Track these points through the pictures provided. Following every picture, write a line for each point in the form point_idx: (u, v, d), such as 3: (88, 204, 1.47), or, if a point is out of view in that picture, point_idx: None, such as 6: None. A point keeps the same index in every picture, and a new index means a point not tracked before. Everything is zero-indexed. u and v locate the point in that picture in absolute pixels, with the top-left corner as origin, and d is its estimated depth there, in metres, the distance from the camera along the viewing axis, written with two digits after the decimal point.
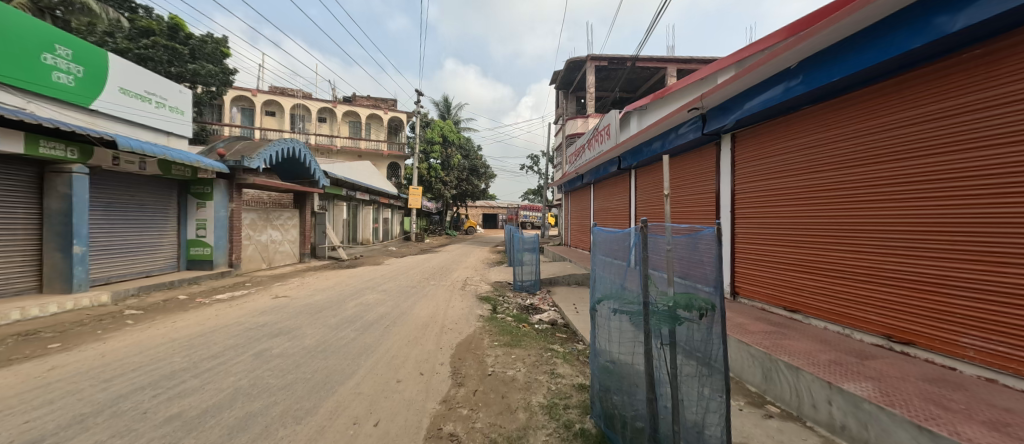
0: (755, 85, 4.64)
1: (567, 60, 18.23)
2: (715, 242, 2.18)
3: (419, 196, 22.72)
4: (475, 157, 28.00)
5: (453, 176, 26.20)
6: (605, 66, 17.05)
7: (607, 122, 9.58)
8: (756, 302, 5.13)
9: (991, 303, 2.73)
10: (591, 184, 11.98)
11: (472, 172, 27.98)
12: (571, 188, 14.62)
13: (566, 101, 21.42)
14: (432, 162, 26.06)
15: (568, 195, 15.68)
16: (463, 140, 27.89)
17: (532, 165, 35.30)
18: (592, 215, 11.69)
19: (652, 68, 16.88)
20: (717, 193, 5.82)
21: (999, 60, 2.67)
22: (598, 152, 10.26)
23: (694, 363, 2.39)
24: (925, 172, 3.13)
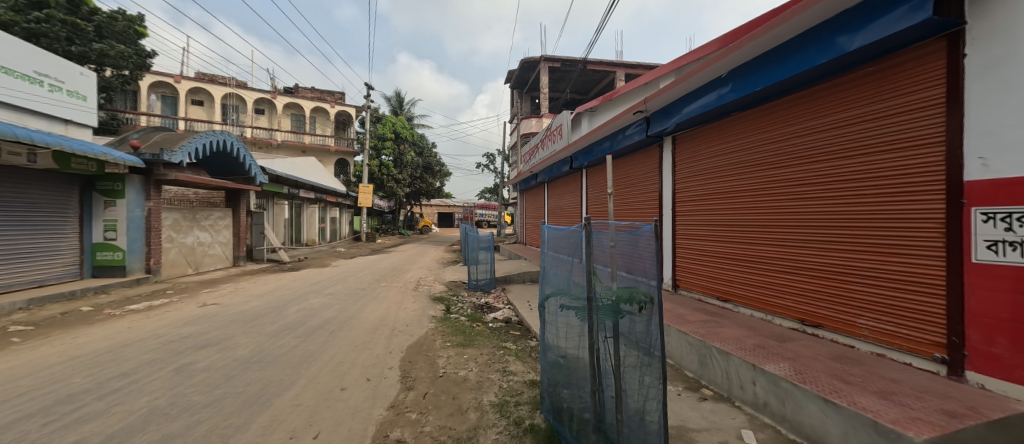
0: (692, 91, 4.95)
1: (522, 59, 18.36)
2: (653, 238, 2.29)
3: (370, 195, 21.83)
4: (430, 155, 27.44)
5: (406, 174, 25.51)
6: (558, 67, 17.45)
7: (559, 122, 9.79)
8: (694, 294, 5.50)
9: (882, 288, 3.16)
10: (546, 183, 12.19)
11: (426, 169, 27.39)
12: (525, 187, 14.80)
13: (521, 101, 21.63)
14: (384, 159, 25.12)
15: (523, 193, 15.80)
16: (418, 137, 27.19)
17: (487, 163, 35.35)
18: (547, 213, 11.91)
19: (602, 71, 17.54)
20: (660, 192, 6.16)
21: (885, 77, 3.10)
22: (551, 152, 10.46)
23: (636, 353, 2.49)
24: (834, 174, 3.53)
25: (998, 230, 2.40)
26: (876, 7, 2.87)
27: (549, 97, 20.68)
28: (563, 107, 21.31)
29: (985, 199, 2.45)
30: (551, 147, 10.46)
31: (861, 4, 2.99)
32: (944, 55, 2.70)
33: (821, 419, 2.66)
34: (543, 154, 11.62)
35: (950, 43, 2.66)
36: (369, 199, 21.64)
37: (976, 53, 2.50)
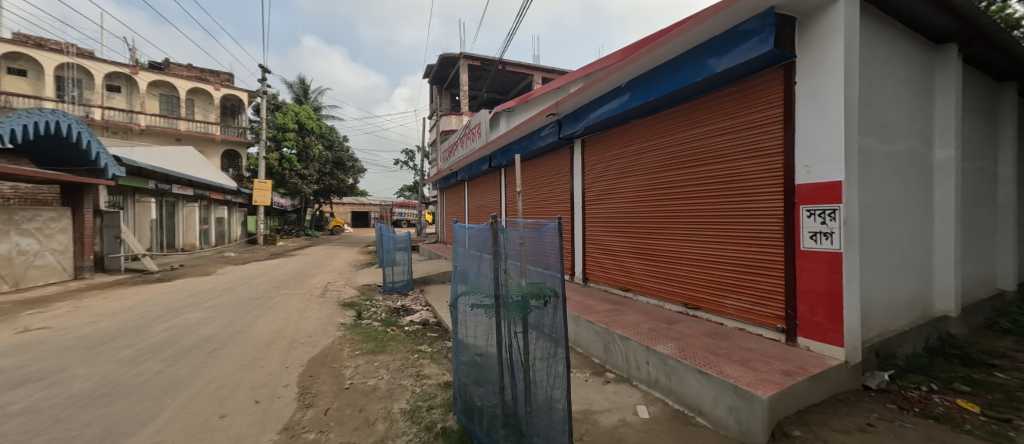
0: (598, 97, 5.32)
1: (442, 54, 17.92)
2: (556, 235, 2.41)
3: (267, 192, 19.46)
4: (341, 149, 25.28)
5: (313, 169, 23.35)
6: (478, 66, 17.50)
7: (478, 121, 9.81)
8: (601, 285, 5.94)
9: (743, 273, 3.74)
10: (465, 182, 12.10)
11: (337, 165, 25.37)
12: (445, 185, 14.51)
13: (441, 97, 21.18)
14: (285, 152, 22.47)
15: (444, 191, 15.43)
16: (326, 129, 24.88)
17: (407, 160, 34.06)
18: (468, 212, 11.84)
19: (521, 74, 17.99)
20: (571, 191, 6.51)
21: (743, 96, 3.66)
22: (471, 150, 10.44)
23: (544, 346, 2.62)
24: (707, 177, 4.08)
25: (817, 224, 3.04)
26: (736, 37, 3.40)
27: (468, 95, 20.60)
28: (482, 106, 21.36)
29: (811, 200, 3.07)
30: (471, 145, 10.43)
31: (725, 33, 3.52)
32: (782, 81, 3.30)
33: (697, 389, 3.08)
34: (462, 152, 11.52)
35: (786, 72, 3.27)
36: (268, 197, 19.22)
37: (803, 82, 3.12)
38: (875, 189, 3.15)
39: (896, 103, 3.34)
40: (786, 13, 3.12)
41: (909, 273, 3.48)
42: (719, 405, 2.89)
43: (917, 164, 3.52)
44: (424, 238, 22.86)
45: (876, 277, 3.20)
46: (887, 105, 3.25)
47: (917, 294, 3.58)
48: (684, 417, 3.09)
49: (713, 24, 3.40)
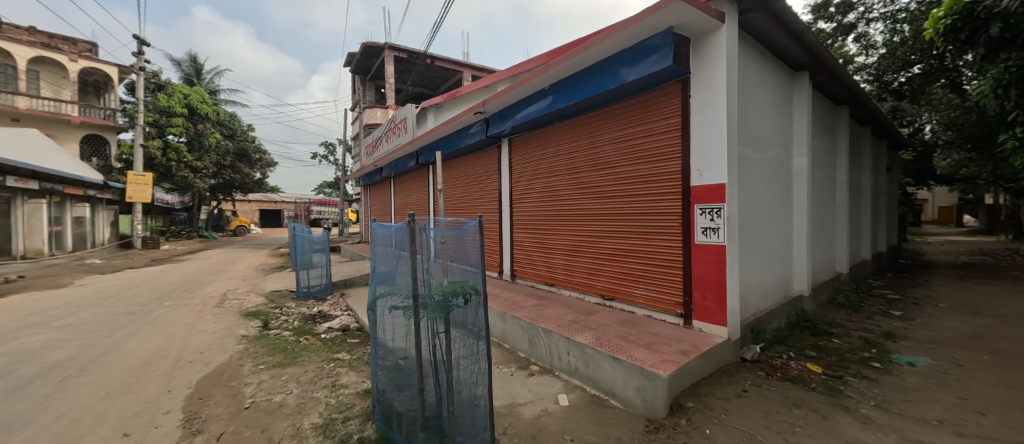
0: (523, 98, 5.46)
1: (364, 42, 16.84)
2: (477, 233, 2.52)
3: (145, 186, 16.51)
4: (244, 138, 22.90)
5: (209, 161, 20.45)
6: (404, 58, 16.80)
7: (404, 115, 9.44)
8: (528, 281, 6.10)
9: (650, 265, 4.12)
10: (391, 179, 11.57)
11: (239, 157, 22.79)
12: (369, 181, 13.67)
13: (365, 88, 19.87)
14: (170, 140, 18.97)
15: (369, 188, 14.55)
16: (226, 116, 22.06)
17: (328, 154, 31.50)
18: (394, 210, 11.33)
19: (451, 69, 17.58)
20: (498, 190, 6.58)
21: (648, 105, 4.03)
22: (397, 146, 10.00)
23: (468, 344, 2.70)
24: (619, 178, 4.41)
25: (708, 221, 3.50)
26: (642, 50, 3.73)
27: (395, 88, 19.70)
28: (410, 100, 20.57)
29: (703, 200, 3.52)
30: (398, 140, 9.99)
31: (633, 46, 3.83)
32: (680, 94, 3.71)
33: (610, 373, 3.34)
34: (388, 148, 10.99)
35: (683, 85, 3.69)
36: (146, 192, 16.46)
37: (695, 96, 3.55)
38: (752, 191, 3.72)
39: (766, 119, 3.97)
40: (683, 34, 3.52)
41: (776, 261, 4.17)
42: (629, 386, 3.16)
43: (781, 170, 4.23)
44: (349, 238, 21.37)
45: (752, 265, 3.78)
46: (759, 120, 3.85)
47: (782, 278, 4.30)
48: (600, 401, 3.32)
49: (623, 37, 3.68)
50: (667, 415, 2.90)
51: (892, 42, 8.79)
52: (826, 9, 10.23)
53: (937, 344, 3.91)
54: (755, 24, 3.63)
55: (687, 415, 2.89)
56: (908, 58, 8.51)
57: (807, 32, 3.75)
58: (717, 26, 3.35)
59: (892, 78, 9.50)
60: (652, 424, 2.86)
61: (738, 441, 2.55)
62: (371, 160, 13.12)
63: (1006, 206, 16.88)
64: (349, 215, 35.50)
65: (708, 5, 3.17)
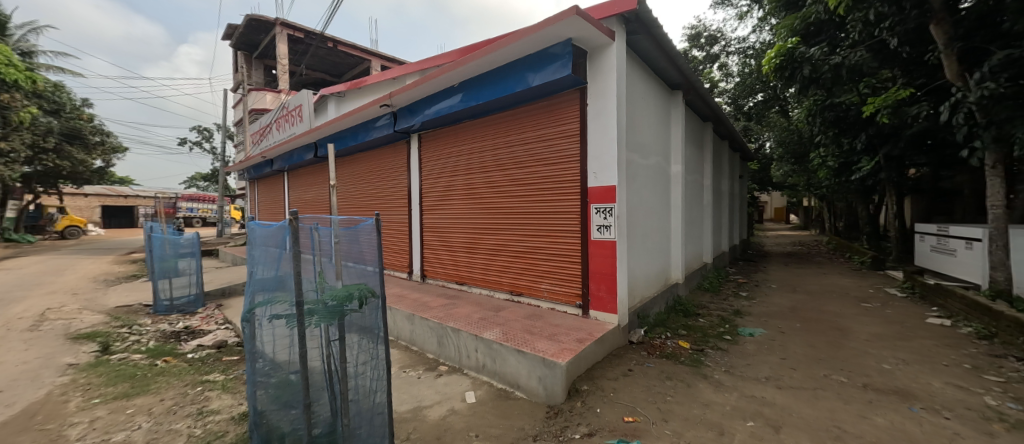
0: (433, 94, 5.32)
1: (248, 14, 14.69)
2: (373, 232, 2.40)
3: None
4: (75, 115, 18.47)
5: (18, 142, 15.80)
6: (298, 37, 15.09)
7: (300, 102, 8.48)
8: (438, 280, 5.98)
9: (553, 261, 4.37)
10: (284, 172, 10.30)
11: (65, 138, 18.14)
12: (257, 175, 11.98)
13: (252, 67, 17.25)
14: None
15: (256, 182, 12.75)
16: (45, 86, 17.18)
17: (205, 140, 26.80)
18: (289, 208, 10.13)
19: (356, 56, 16.16)
20: (408, 187, 6.32)
21: (551, 110, 4.27)
22: (290, 135, 8.94)
23: (365, 350, 2.53)
24: (526, 177, 4.57)
25: (602, 219, 3.87)
26: (545, 58, 3.93)
27: (291, 70, 17.62)
28: (310, 85, 18.62)
29: (598, 200, 3.87)
30: (292, 130, 8.94)
31: (537, 53, 4.02)
32: (578, 102, 4.01)
33: (515, 366, 3.45)
34: (279, 136, 9.72)
35: (581, 94, 3.99)
36: None
37: (591, 105, 3.88)
38: (638, 193, 4.20)
39: (650, 129, 4.52)
40: (580, 46, 3.81)
41: (657, 254, 4.79)
42: (532, 376, 3.31)
43: (662, 175, 4.86)
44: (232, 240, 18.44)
45: (638, 258, 4.28)
46: (644, 130, 4.37)
47: (662, 268, 4.95)
48: (506, 394, 3.42)
49: (528, 43, 3.83)
50: (564, 400, 3.12)
51: (744, 73, 10.68)
52: (698, 39, 12.07)
53: (769, 317, 4.92)
54: (639, 44, 4.11)
55: (582, 397, 3.14)
56: (755, 86, 10.46)
57: (679, 57, 4.38)
58: (608, 42, 3.70)
59: (743, 101, 11.61)
60: (551, 410, 3.05)
61: (623, 415, 2.86)
62: (259, 151, 11.47)
63: (816, 207, 21.94)
64: (234, 213, 30.69)
65: (600, 23, 3.48)
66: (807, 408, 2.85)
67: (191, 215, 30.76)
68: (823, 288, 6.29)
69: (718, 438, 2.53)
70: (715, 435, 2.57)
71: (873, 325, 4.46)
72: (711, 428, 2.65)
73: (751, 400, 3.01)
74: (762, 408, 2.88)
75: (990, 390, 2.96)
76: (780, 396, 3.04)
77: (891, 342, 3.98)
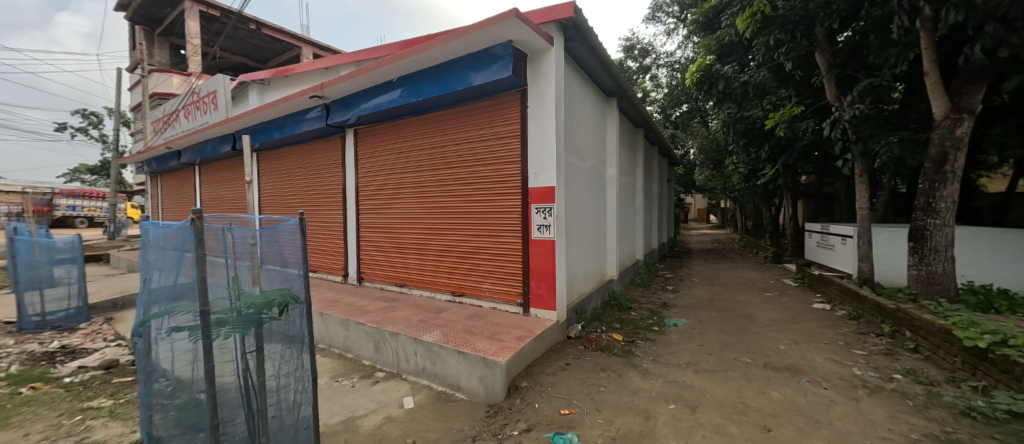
0: (369, 88, 5.06)
1: None
2: (298, 234, 2.27)
3: None
4: None
5: None
6: (212, 16, 13.48)
7: (213, 88, 7.56)
8: (376, 283, 5.72)
9: (495, 260, 4.39)
10: (196, 166, 9.14)
11: None
12: (160, 168, 10.47)
13: (154, 45, 15.05)
14: None
15: (161, 177, 11.16)
16: None
17: (93, 126, 22.85)
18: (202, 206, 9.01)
19: (283, 41, 14.83)
20: (343, 184, 5.95)
21: (493, 110, 4.28)
22: (202, 125, 7.94)
23: (289, 361, 2.36)
24: (468, 177, 4.54)
25: (542, 219, 3.97)
26: (486, 57, 3.92)
27: (204, 52, 15.69)
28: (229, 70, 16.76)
29: (538, 200, 3.97)
30: (204, 118, 7.94)
31: (478, 53, 4.00)
32: (519, 103, 4.07)
33: (455, 367, 3.40)
34: (189, 125, 8.59)
35: (522, 96, 4.05)
36: None
37: (532, 107, 3.97)
38: (576, 193, 4.38)
39: (587, 133, 4.74)
40: (520, 49, 3.86)
41: (594, 252, 5.04)
42: (473, 377, 3.29)
43: (598, 177, 5.12)
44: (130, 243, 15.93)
45: (576, 256, 4.46)
46: (582, 134, 4.57)
47: (598, 265, 5.22)
48: (446, 396, 3.37)
49: (468, 42, 3.79)
50: (504, 398, 3.15)
51: (672, 85, 11.61)
52: (632, 51, 12.90)
53: (690, 307, 5.41)
54: (577, 51, 4.29)
55: (521, 394, 3.20)
56: (680, 97, 11.43)
57: (613, 66, 4.65)
58: (547, 47, 3.81)
59: (670, 110, 12.64)
60: (491, 409, 3.07)
61: (559, 408, 2.96)
62: (163, 141, 10.04)
63: (730, 209, 24.63)
64: (132, 211, 26.55)
65: (539, 27, 3.57)
66: (719, 388, 3.18)
67: (74, 214, 26.00)
68: (735, 281, 7.09)
69: (644, 423, 2.72)
70: (642, 420, 2.76)
71: (773, 312, 5.11)
72: (638, 414, 2.84)
73: (674, 384, 3.28)
74: (682, 391, 3.16)
75: (857, 362, 3.55)
76: (698, 379, 3.36)
77: (786, 325, 4.59)
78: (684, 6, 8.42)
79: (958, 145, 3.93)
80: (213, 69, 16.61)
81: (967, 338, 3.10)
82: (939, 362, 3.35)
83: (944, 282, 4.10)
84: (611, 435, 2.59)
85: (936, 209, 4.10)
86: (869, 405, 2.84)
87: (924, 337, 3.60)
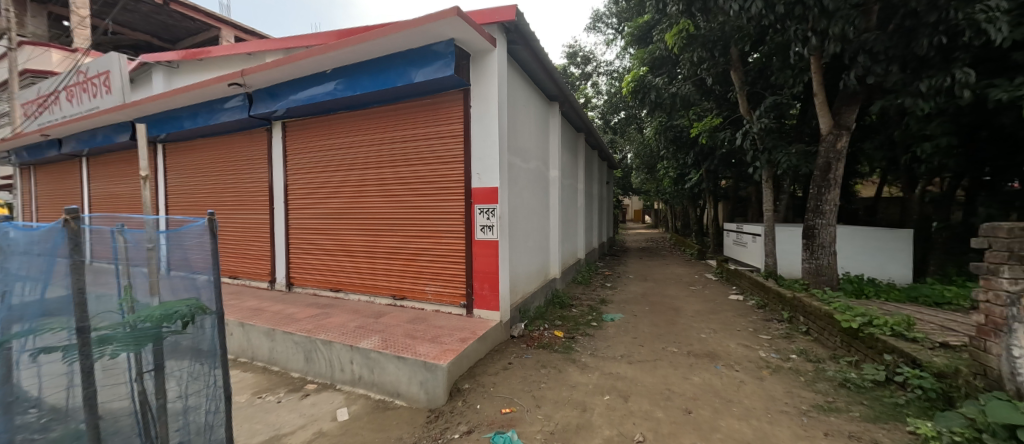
0: (299, 78, 4.70)
1: None
2: (206, 236, 2.01)
3: None
4: None
5: None
6: None
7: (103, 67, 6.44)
8: (308, 289, 5.32)
9: (438, 262, 4.30)
10: (85, 157, 7.81)
11: None
12: (34, 158, 8.77)
13: (25, 12, 12.60)
14: None
15: (35, 169, 9.36)
16: None
17: None
18: (91, 204, 7.71)
19: (198, 21, 13.23)
20: (270, 182, 5.45)
21: (436, 108, 4.19)
22: (89, 109, 6.75)
23: (198, 377, 2.08)
24: (410, 176, 4.39)
25: (485, 219, 3.97)
26: (428, 54, 3.83)
27: (95, 25, 13.46)
28: (127, 48, 14.53)
29: (481, 200, 3.96)
30: (92, 101, 6.76)
31: (419, 49, 3.90)
32: (462, 103, 4.03)
33: (395, 374, 3.26)
34: (72, 110, 7.29)
35: (464, 95, 4.03)
36: None
37: (474, 107, 3.96)
38: (519, 194, 4.45)
39: (530, 135, 4.84)
40: (463, 48, 3.82)
41: (537, 251, 5.16)
42: (413, 382, 3.19)
43: (541, 179, 5.25)
44: None
45: (519, 256, 4.53)
46: (525, 136, 4.66)
47: (541, 264, 5.35)
48: (384, 405, 3.22)
49: (408, 37, 3.67)
50: (446, 401, 3.10)
51: (611, 92, 12.28)
52: (575, 58, 13.42)
53: (625, 302, 5.76)
54: (519, 54, 4.36)
55: (463, 396, 3.17)
56: (619, 105, 12.13)
57: (554, 71, 4.80)
58: (490, 48, 3.82)
59: (610, 116, 13.34)
60: (432, 413, 3.00)
61: (500, 408, 2.98)
62: (38, 127, 8.41)
63: (662, 211, 26.74)
64: None
65: (482, 28, 3.56)
66: (649, 377, 3.42)
67: None
68: (665, 276, 7.69)
69: (581, 415, 2.83)
70: (579, 413, 2.87)
71: (696, 304, 5.62)
72: (576, 407, 2.95)
73: (609, 376, 3.47)
74: (616, 382, 3.34)
75: (762, 346, 4.02)
76: (630, 369, 3.58)
77: (707, 315, 5.07)
78: (621, 19, 8.95)
79: (838, 157, 4.63)
80: (106, 45, 14.26)
81: (844, 321, 3.65)
82: (824, 342, 3.92)
83: (828, 273, 4.81)
84: (550, 429, 2.66)
85: (823, 211, 4.78)
86: (770, 383, 3.23)
87: (813, 322, 4.18)
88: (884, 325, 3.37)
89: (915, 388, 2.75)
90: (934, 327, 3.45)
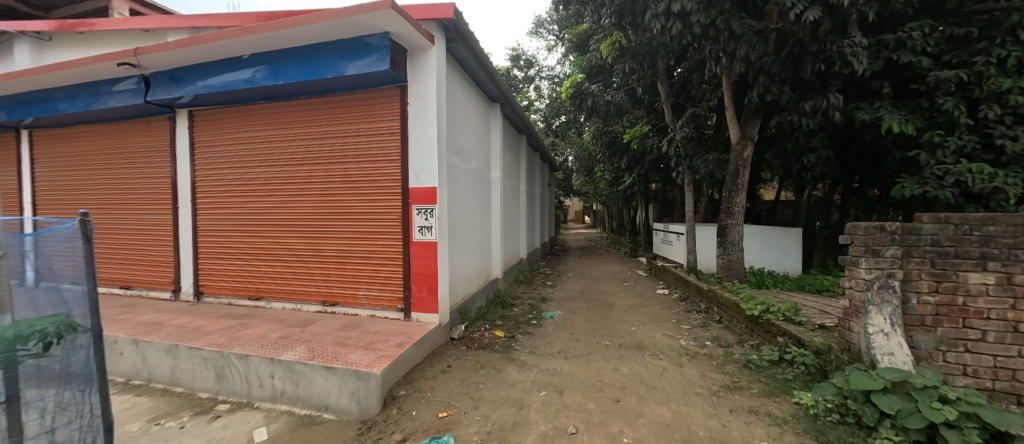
0: (210, 63, 4.20)
1: None
2: (83, 241, 1.68)
3: None
4: None
5: None
6: None
7: None
8: (222, 298, 4.77)
9: (373, 264, 4.11)
10: None
11: None
12: None
13: None
14: None
15: None
16: None
17: None
18: None
19: None
20: (174, 178, 4.80)
21: (370, 104, 3.99)
22: None
23: (66, 408, 1.69)
24: (344, 175, 4.13)
25: (423, 220, 3.87)
26: (360, 46, 3.64)
27: None
28: None
29: (419, 200, 3.86)
30: None
31: (350, 40, 3.69)
32: (398, 100, 3.89)
33: (323, 385, 3.04)
34: None
35: (401, 92, 3.89)
36: None
37: (411, 104, 3.84)
38: (459, 194, 4.41)
39: (471, 136, 4.82)
40: (399, 42, 3.69)
41: (479, 252, 5.16)
42: (343, 393, 3.00)
43: (483, 179, 5.26)
44: None
45: (460, 257, 4.49)
46: (465, 136, 4.62)
47: (483, 265, 5.36)
48: (310, 420, 2.99)
49: (338, 27, 3.44)
50: (379, 410, 2.96)
51: (553, 97, 12.68)
52: (518, 61, 13.64)
53: (564, 300, 5.98)
54: (459, 54, 4.33)
55: (398, 403, 3.05)
56: (560, 110, 12.56)
57: (495, 73, 4.84)
58: (428, 45, 3.73)
59: (552, 120, 13.74)
60: (364, 424, 2.85)
61: (437, 412, 2.92)
62: None
63: (602, 212, 28.22)
64: None
65: (418, 24, 3.47)
66: (583, 371, 3.58)
67: None
68: (601, 273, 8.13)
69: (518, 413, 2.88)
70: (516, 410, 2.92)
71: (628, 298, 6.01)
72: (513, 405, 2.99)
73: (546, 372, 3.57)
74: (552, 378, 3.44)
75: (682, 335, 4.42)
76: (567, 364, 3.72)
77: (637, 309, 5.45)
78: (562, 26, 9.31)
79: (744, 165, 5.23)
80: None
81: (748, 309, 4.13)
82: (732, 328, 4.41)
83: (736, 267, 5.42)
84: (487, 430, 2.66)
85: (733, 212, 5.38)
86: (688, 368, 3.56)
87: (724, 311, 4.69)
88: (778, 311, 3.88)
89: (800, 365, 3.20)
90: (815, 311, 4.06)
